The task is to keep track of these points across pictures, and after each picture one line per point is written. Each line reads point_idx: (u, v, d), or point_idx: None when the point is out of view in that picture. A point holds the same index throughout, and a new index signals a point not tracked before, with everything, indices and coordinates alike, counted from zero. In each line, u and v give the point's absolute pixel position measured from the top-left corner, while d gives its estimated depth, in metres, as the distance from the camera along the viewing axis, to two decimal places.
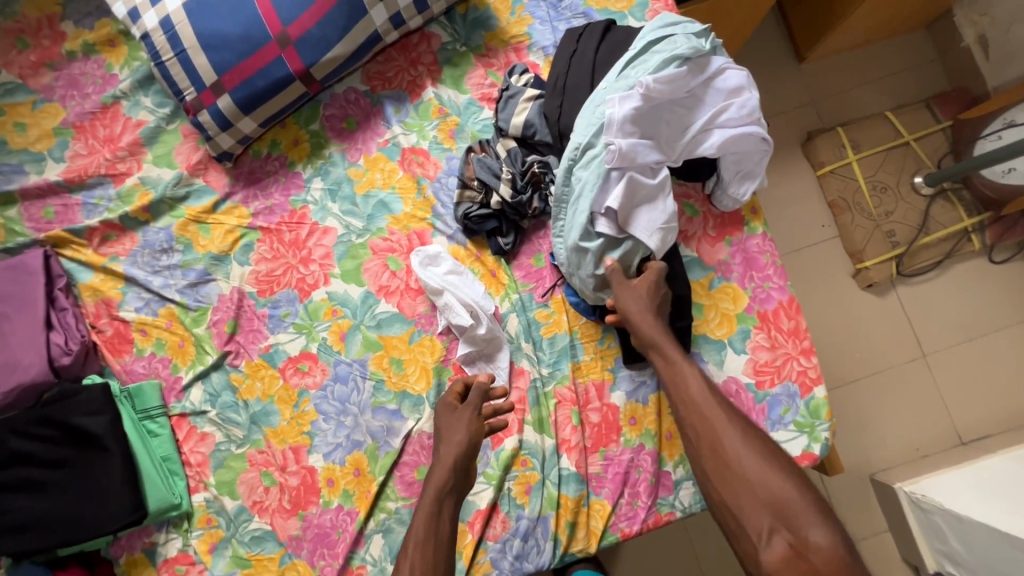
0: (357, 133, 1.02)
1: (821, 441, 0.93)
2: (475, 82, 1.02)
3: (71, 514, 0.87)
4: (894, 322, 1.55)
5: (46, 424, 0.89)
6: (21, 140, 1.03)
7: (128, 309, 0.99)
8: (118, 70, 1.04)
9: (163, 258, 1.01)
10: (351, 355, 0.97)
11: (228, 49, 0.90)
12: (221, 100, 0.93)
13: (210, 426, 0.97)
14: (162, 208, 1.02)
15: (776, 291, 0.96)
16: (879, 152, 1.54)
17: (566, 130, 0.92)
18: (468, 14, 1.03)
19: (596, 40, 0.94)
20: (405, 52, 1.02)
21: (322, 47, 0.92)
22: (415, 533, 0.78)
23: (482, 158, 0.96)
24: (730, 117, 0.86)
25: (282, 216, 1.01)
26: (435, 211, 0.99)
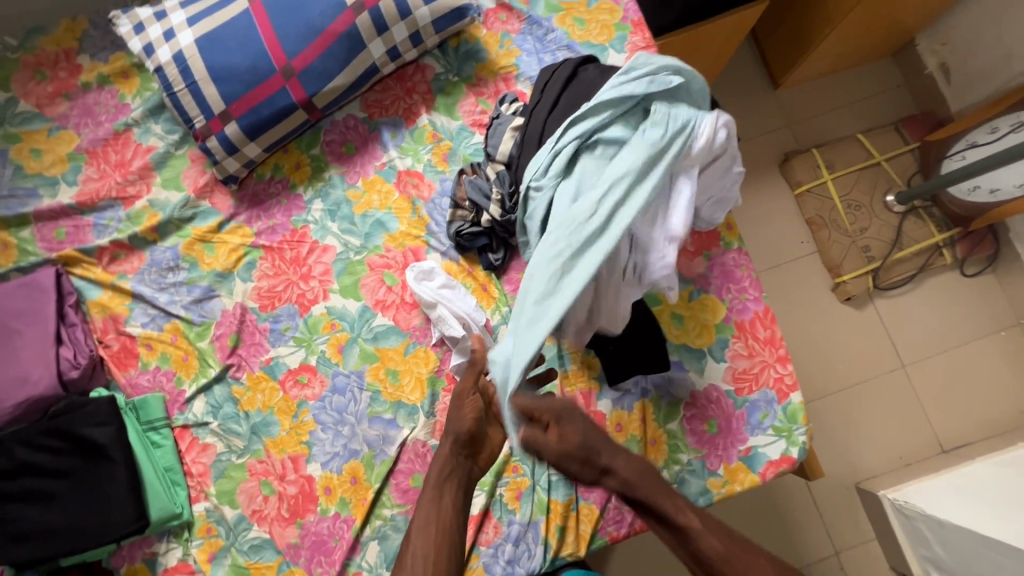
0: (355, 157, 1.08)
1: (798, 445, 0.97)
2: (467, 109, 1.09)
3: (76, 524, 0.90)
4: (874, 334, 1.61)
5: (53, 435, 0.92)
6: (36, 165, 1.09)
7: (135, 324, 1.04)
8: (130, 99, 1.11)
9: (169, 276, 1.06)
10: (349, 367, 1.02)
11: (235, 81, 0.97)
12: (228, 128, 0.99)
13: (212, 437, 1.01)
14: (169, 228, 1.07)
15: (752, 302, 1.02)
16: (853, 172, 1.62)
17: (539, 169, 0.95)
18: (460, 47, 1.11)
19: (560, 86, 0.96)
20: (401, 82, 1.09)
21: (324, 78, 0.98)
22: (420, 514, 0.83)
23: (473, 179, 1.02)
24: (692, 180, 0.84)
25: (284, 235, 1.06)
26: (429, 230, 1.05)
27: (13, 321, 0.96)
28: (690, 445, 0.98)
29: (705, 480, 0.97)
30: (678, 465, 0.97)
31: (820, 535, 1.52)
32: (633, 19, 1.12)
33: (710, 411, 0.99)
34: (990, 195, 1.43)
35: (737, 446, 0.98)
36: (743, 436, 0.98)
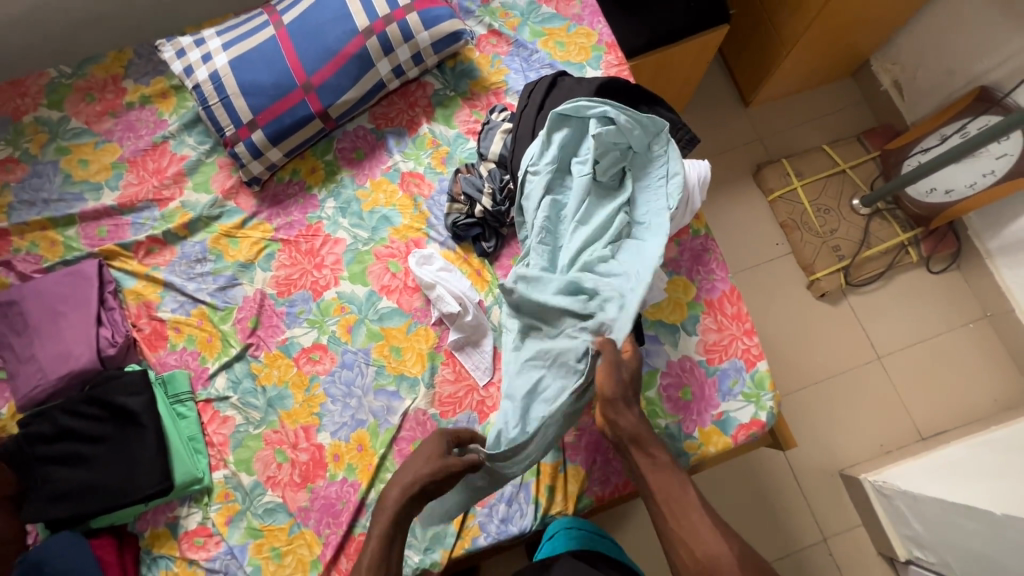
0: (364, 161, 1.22)
1: (766, 409, 1.07)
2: (462, 119, 1.24)
3: (108, 484, 0.99)
4: (849, 328, 1.70)
5: (92, 404, 1.03)
6: (84, 173, 1.24)
7: (165, 310, 1.16)
8: (167, 116, 1.27)
9: (197, 267, 1.18)
10: (356, 344, 1.13)
11: (262, 95, 1.12)
12: (254, 135, 1.14)
13: (231, 409, 1.11)
14: (199, 225, 1.20)
15: (719, 281, 1.13)
16: (820, 179, 1.76)
17: None
18: (456, 67, 1.26)
19: (542, 95, 1.12)
20: (405, 97, 1.25)
21: (338, 92, 1.14)
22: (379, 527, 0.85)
23: (467, 177, 1.15)
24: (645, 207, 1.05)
25: (300, 230, 1.19)
26: (429, 223, 1.18)
27: (60, 305, 1.09)
28: (667, 411, 1.07)
29: (681, 442, 1.06)
30: (656, 429, 1.06)
31: (806, 521, 1.57)
32: (607, 41, 1.28)
33: (685, 379, 1.09)
34: (946, 196, 1.56)
35: (710, 411, 1.07)
36: (715, 402, 1.07)
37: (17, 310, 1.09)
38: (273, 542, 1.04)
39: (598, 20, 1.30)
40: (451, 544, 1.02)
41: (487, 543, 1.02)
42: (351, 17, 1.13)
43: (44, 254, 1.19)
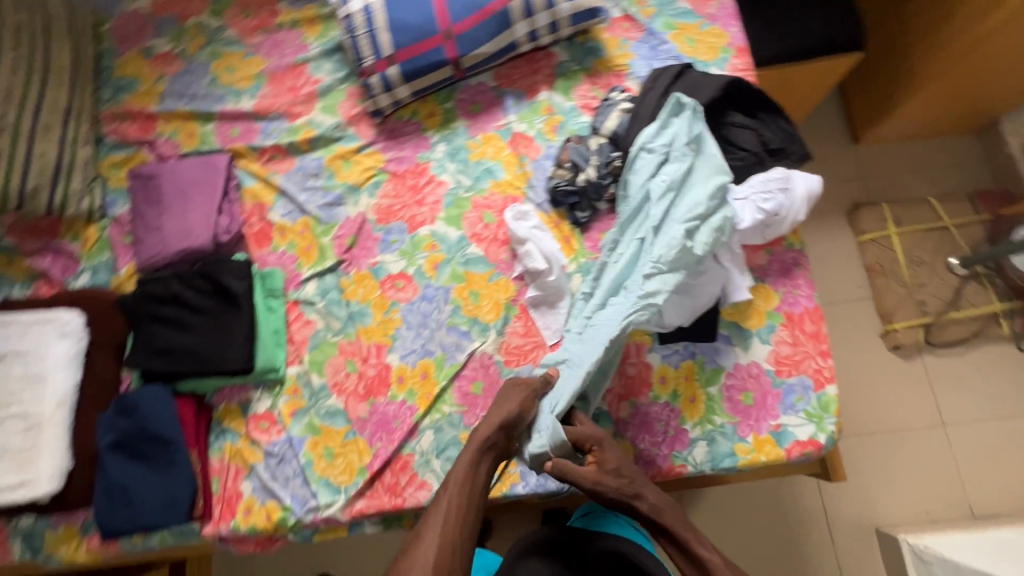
0: (480, 115, 1.28)
1: (827, 432, 1.05)
2: (581, 93, 1.28)
3: (200, 352, 1.09)
4: (917, 387, 1.64)
5: (202, 279, 1.13)
6: (229, 78, 1.36)
7: (276, 213, 1.25)
8: (311, 41, 1.37)
9: (310, 180, 1.27)
10: (439, 281, 1.19)
11: (406, 33, 1.19)
12: (390, 70, 1.21)
13: (315, 314, 1.19)
14: (320, 143, 1.29)
15: (803, 298, 1.13)
16: (919, 230, 1.70)
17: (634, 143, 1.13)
18: (585, 43, 1.30)
19: (668, 81, 1.14)
20: (530, 63, 1.30)
21: (475, 44, 1.20)
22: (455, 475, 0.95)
23: (577, 146, 1.18)
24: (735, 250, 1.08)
25: (409, 167, 1.26)
26: (530, 184, 1.22)
27: (192, 187, 1.20)
28: (724, 410, 1.08)
29: (733, 444, 1.06)
30: (711, 425, 1.07)
31: (830, 568, 1.53)
32: (738, 45, 1.29)
33: (749, 384, 1.09)
34: None
35: (769, 421, 1.07)
36: (776, 413, 1.07)
37: (155, 184, 1.21)
38: (328, 443, 1.12)
39: (733, 23, 1.31)
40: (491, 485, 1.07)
41: (525, 492, 1.06)
42: None
43: (182, 142, 1.31)
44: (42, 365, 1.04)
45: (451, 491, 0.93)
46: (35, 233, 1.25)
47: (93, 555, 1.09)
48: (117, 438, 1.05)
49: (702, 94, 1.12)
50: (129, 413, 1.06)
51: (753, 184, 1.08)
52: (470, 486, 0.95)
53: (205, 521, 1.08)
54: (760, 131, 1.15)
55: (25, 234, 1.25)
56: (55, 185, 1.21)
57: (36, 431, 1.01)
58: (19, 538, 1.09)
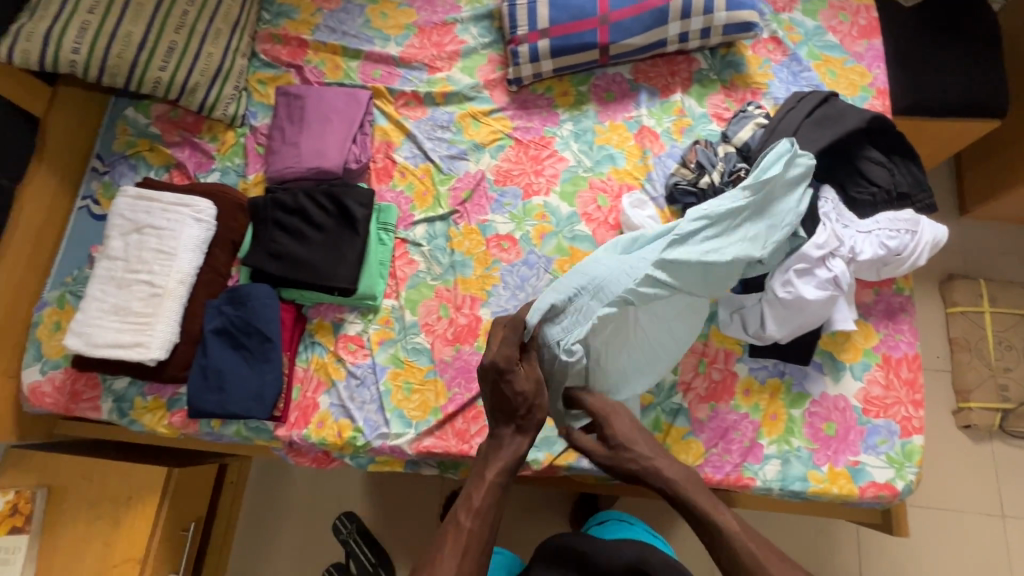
0: (612, 103, 1.32)
1: (905, 480, 1.03)
2: (714, 102, 1.30)
3: (310, 266, 1.14)
4: (980, 472, 1.58)
5: (325, 198, 1.18)
6: (381, 24, 1.43)
7: (400, 154, 1.31)
8: (464, 4, 1.42)
9: (439, 131, 1.32)
10: (543, 251, 1.22)
11: (565, 11, 1.25)
12: (541, 43, 1.26)
13: (419, 256, 1.24)
14: (454, 99, 1.34)
15: (904, 343, 1.11)
16: (1014, 314, 1.64)
17: None
18: (727, 56, 1.32)
19: (814, 103, 1.13)
20: (669, 65, 1.33)
21: (628, 33, 1.24)
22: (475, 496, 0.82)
23: (704, 150, 1.20)
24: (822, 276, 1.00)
25: (534, 137, 1.31)
26: (648, 177, 1.25)
27: (332, 113, 1.26)
28: (804, 434, 1.07)
29: (807, 469, 1.05)
30: (787, 446, 1.06)
31: None
32: (880, 87, 1.28)
33: (833, 415, 1.07)
34: None
35: (847, 455, 1.05)
36: (856, 449, 1.05)
37: (300, 103, 1.28)
38: (409, 377, 1.16)
39: (878, 65, 1.31)
40: (558, 452, 1.09)
41: (589, 467, 1.08)
42: None
43: (327, 73, 1.39)
44: (174, 245, 1.10)
45: (469, 521, 0.79)
46: (179, 127, 1.35)
47: (171, 430, 1.16)
48: (222, 325, 1.11)
49: (846, 123, 1.10)
50: (238, 304, 1.11)
51: (879, 220, 1.08)
52: (487, 523, 0.80)
53: (281, 422, 1.13)
54: (894, 173, 1.13)
55: (169, 126, 1.35)
56: (211, 87, 1.27)
57: (156, 302, 1.07)
58: (111, 397, 1.17)
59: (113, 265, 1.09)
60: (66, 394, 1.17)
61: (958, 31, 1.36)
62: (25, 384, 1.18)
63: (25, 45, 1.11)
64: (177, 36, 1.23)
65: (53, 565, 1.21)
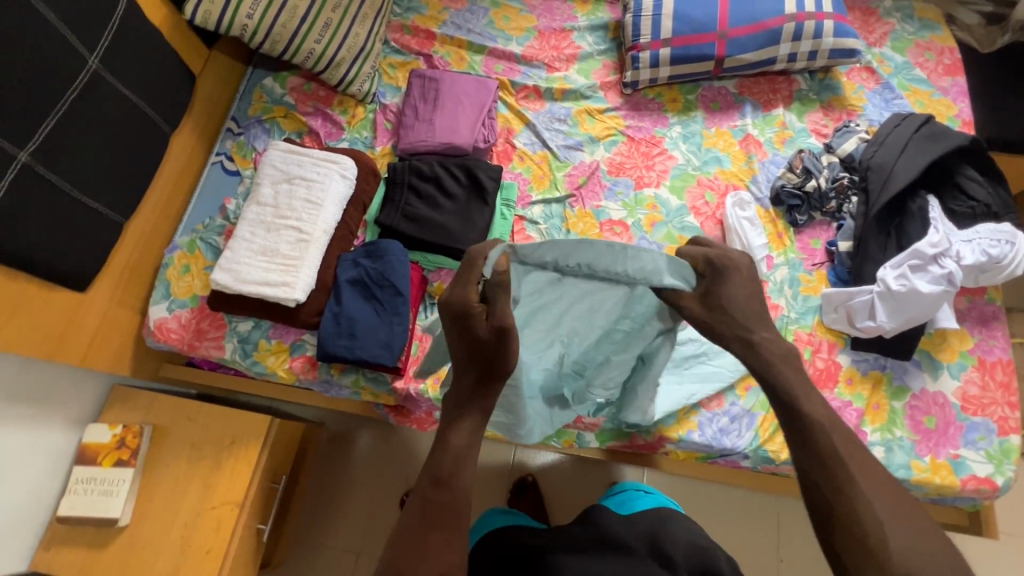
0: (718, 112, 1.42)
1: (1005, 476, 1.08)
2: (813, 119, 1.41)
3: (441, 229, 1.21)
4: None
5: (458, 171, 1.27)
6: (504, 26, 1.52)
7: (520, 141, 1.40)
8: (581, 15, 1.54)
9: (556, 123, 1.42)
10: (653, 238, 1.29)
11: (686, 24, 1.37)
12: (662, 51, 1.37)
13: (536, 233, 1.31)
14: (572, 95, 1.44)
15: (998, 349, 1.18)
16: None
17: (873, 167, 1.21)
18: (824, 80, 1.44)
19: (919, 121, 1.23)
20: (771, 84, 1.44)
21: (742, 49, 1.36)
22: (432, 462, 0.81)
23: (810, 157, 1.30)
24: (924, 276, 1.08)
25: (645, 136, 1.40)
26: (753, 179, 1.34)
27: (464, 97, 1.36)
28: (905, 425, 1.12)
29: (909, 458, 1.09)
30: (890, 435, 1.11)
31: None
32: (965, 119, 1.39)
33: (933, 410, 1.13)
34: None
35: (949, 448, 1.10)
36: (956, 443, 1.10)
37: (434, 86, 1.38)
38: None
39: (963, 100, 1.41)
40: (669, 424, 1.13)
41: (699, 441, 1.12)
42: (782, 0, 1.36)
43: (452, 63, 1.48)
44: (321, 196, 1.18)
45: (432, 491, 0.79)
46: (312, 99, 1.43)
47: (290, 374, 1.19)
48: (357, 276, 1.18)
49: (952, 140, 1.18)
50: (375, 257, 1.18)
51: (979, 230, 1.16)
52: (451, 486, 0.79)
53: (401, 374, 1.17)
54: (991, 192, 1.21)
55: (303, 97, 1.43)
56: (353, 63, 1.37)
57: (302, 247, 1.15)
58: (235, 338, 1.21)
59: (262, 211, 1.19)
60: (192, 332, 1.22)
61: None
62: (152, 319, 1.22)
63: (208, 7, 1.23)
64: (333, 14, 1.33)
65: (151, 502, 1.21)
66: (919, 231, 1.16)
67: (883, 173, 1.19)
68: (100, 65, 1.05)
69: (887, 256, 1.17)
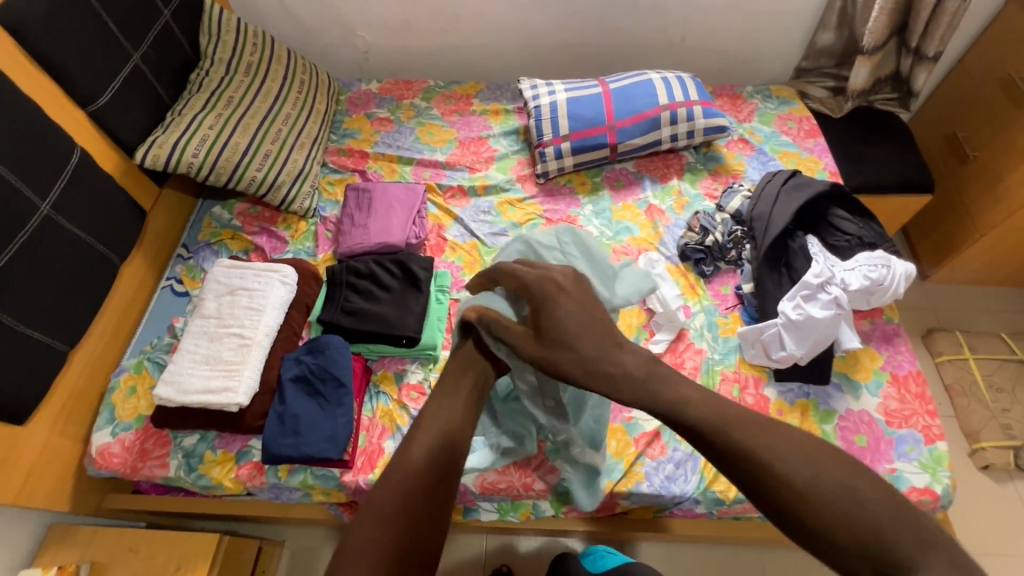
0: (622, 189, 1.61)
1: (942, 484, 1.12)
2: (705, 185, 1.61)
3: (383, 318, 1.29)
4: (1016, 515, 1.56)
5: (394, 265, 1.38)
6: (429, 139, 1.73)
7: (451, 234, 1.53)
8: (494, 124, 1.76)
9: (482, 215, 1.57)
10: None
11: (580, 121, 1.59)
12: (563, 145, 1.58)
13: None
14: (494, 190, 1.62)
15: (906, 362, 1.27)
16: (995, 359, 1.76)
17: (756, 217, 1.39)
18: (708, 152, 1.67)
19: (786, 175, 1.43)
20: (664, 161, 1.66)
21: (630, 136, 1.59)
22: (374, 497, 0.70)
23: (705, 217, 1.46)
24: (813, 305, 1.21)
25: (561, 216, 1.56)
26: (662, 242, 1.48)
27: (396, 203, 1.51)
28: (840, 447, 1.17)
29: None
30: None
31: None
32: (832, 170, 1.60)
33: (862, 428, 1.19)
34: None
35: (884, 464, 1.15)
36: (890, 458, 1.15)
37: (368, 196, 1.53)
38: None
39: (826, 156, 1.65)
40: (617, 479, 1.15)
41: (649, 491, 1.14)
42: (656, 95, 1.61)
43: (385, 175, 1.65)
44: (262, 302, 1.27)
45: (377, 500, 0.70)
46: (258, 220, 1.55)
47: (236, 484, 1.18)
48: (300, 373, 1.22)
49: (814, 187, 1.37)
50: (316, 353, 1.24)
51: (859, 259, 1.30)
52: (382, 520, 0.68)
53: (349, 467, 1.18)
54: (862, 226, 1.38)
55: (249, 219, 1.55)
56: (293, 185, 1.53)
57: (244, 351, 1.21)
58: (180, 453, 1.21)
59: (207, 323, 1.26)
60: (135, 454, 1.21)
61: (877, 134, 1.75)
62: (94, 446, 1.21)
63: (157, 151, 1.39)
64: (271, 146, 1.52)
65: None
66: (804, 265, 1.31)
67: (764, 221, 1.36)
68: (51, 209, 1.17)
69: (782, 290, 1.30)
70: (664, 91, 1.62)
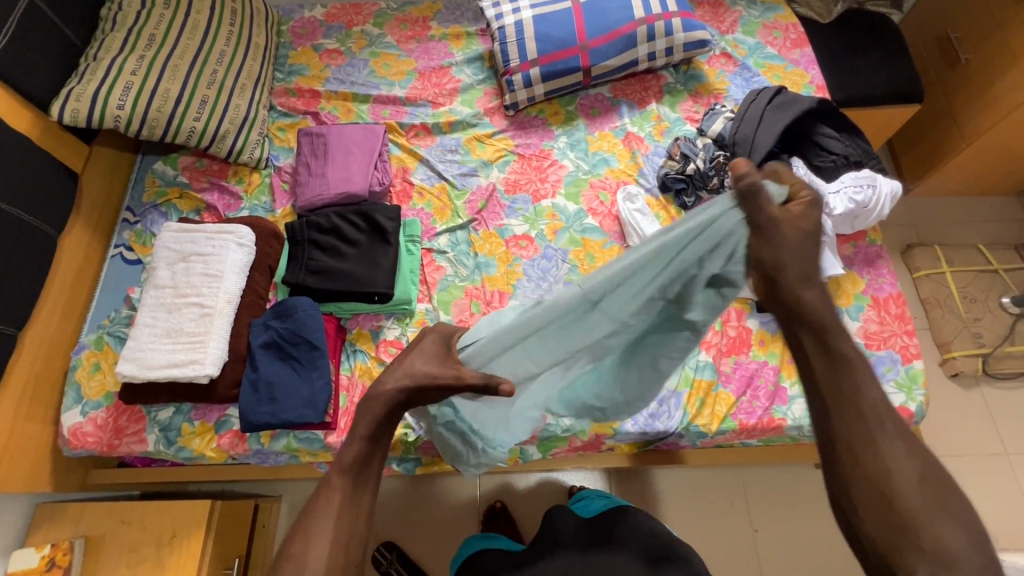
0: (598, 117, 1.50)
1: (916, 401, 1.15)
2: (685, 108, 1.50)
3: (352, 274, 1.22)
4: (977, 418, 1.64)
5: (357, 216, 1.29)
6: (385, 72, 1.57)
7: (417, 177, 1.43)
8: (456, 51, 1.60)
9: (448, 154, 1.46)
10: (558, 245, 1.33)
11: (548, 43, 1.45)
12: (532, 71, 1.44)
13: (446, 262, 1.33)
14: (460, 126, 1.49)
15: (887, 285, 1.26)
16: (970, 270, 1.77)
17: (739, 140, 1.31)
18: (689, 71, 1.55)
19: (771, 93, 1.33)
20: (642, 83, 1.54)
21: (604, 57, 1.45)
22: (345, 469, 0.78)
23: (686, 143, 1.38)
24: None
25: (535, 151, 1.46)
26: (641, 173, 1.41)
27: (354, 146, 1.39)
28: None
29: None
30: None
31: None
32: (819, 83, 1.50)
33: None
34: None
35: None
36: None
37: (323, 140, 1.40)
38: None
39: (813, 68, 1.53)
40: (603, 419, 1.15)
41: (633, 430, 1.15)
42: (631, 7, 1.46)
43: (340, 116, 1.50)
44: (219, 267, 1.19)
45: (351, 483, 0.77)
46: (206, 174, 1.43)
47: (219, 453, 1.17)
48: (269, 339, 1.17)
49: (800, 105, 1.29)
50: (284, 317, 1.18)
51: (844, 180, 1.24)
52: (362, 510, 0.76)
53: (332, 428, 1.16)
54: (848, 144, 1.31)
55: (196, 174, 1.43)
56: (238, 134, 1.38)
57: (206, 321, 1.15)
58: (156, 428, 1.18)
59: (163, 293, 1.19)
60: (109, 431, 1.17)
61: (868, 40, 1.63)
62: (65, 426, 1.17)
63: (75, 105, 1.24)
64: (208, 91, 1.36)
65: None
66: None
67: (747, 145, 1.29)
68: None
69: None
70: (640, 2, 1.47)
